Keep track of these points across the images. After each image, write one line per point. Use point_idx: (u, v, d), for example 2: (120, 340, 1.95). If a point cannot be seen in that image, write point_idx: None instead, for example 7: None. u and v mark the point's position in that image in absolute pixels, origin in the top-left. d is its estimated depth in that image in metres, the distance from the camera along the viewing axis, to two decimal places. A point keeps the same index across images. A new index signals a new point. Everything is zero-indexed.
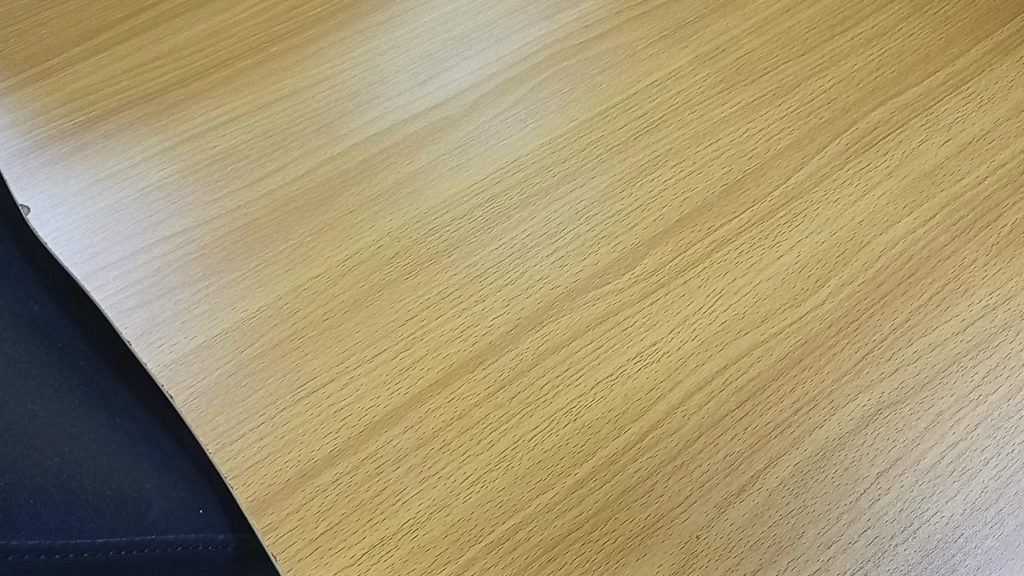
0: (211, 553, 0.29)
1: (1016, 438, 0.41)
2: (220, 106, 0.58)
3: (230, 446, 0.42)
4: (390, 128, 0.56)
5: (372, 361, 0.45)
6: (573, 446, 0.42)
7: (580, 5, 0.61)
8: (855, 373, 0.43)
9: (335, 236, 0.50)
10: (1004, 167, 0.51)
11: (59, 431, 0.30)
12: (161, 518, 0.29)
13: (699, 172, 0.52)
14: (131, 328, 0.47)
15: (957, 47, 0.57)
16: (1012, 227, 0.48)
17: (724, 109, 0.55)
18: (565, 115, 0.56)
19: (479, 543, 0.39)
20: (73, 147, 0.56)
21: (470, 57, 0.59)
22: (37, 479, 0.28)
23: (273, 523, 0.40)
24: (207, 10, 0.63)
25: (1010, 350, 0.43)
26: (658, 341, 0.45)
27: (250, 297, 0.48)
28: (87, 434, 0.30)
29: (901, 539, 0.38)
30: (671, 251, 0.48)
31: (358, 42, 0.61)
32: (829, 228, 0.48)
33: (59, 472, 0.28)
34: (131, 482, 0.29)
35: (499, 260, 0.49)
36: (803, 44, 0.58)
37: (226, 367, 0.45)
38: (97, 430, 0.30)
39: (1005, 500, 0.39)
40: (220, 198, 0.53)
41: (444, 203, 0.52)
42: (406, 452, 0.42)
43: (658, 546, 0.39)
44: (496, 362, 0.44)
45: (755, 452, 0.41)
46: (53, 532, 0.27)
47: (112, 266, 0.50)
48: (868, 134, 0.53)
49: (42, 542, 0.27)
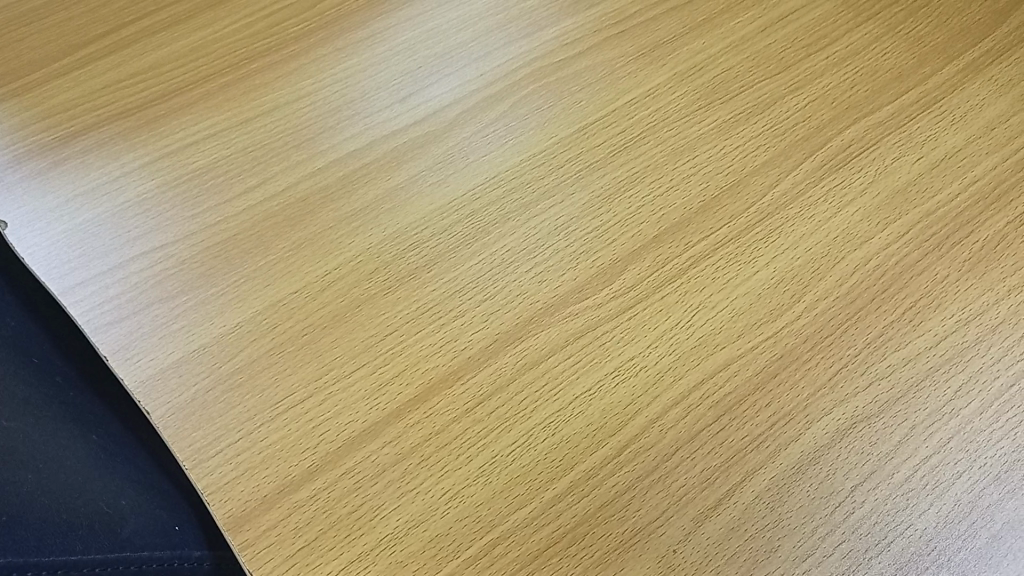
0: (187, 570, 0.30)
1: (988, 451, 0.41)
2: (200, 121, 0.58)
3: (207, 462, 0.42)
4: (371, 144, 0.56)
5: (351, 376, 0.45)
6: (551, 461, 0.42)
7: (560, 23, 0.62)
8: (830, 388, 0.43)
9: (314, 252, 0.50)
10: (975, 184, 0.52)
11: (29, 450, 0.29)
12: (135, 536, 0.29)
13: (677, 189, 0.52)
14: (108, 344, 0.46)
15: (929, 66, 0.58)
16: (983, 243, 0.49)
17: (702, 126, 0.56)
18: (545, 132, 0.56)
19: (457, 559, 0.39)
20: (52, 161, 0.55)
21: (450, 74, 0.60)
22: (9, 497, 0.27)
23: (250, 540, 0.40)
24: (189, 26, 0.64)
25: (982, 364, 0.44)
26: (636, 356, 0.45)
27: (229, 312, 0.48)
28: (59, 452, 0.30)
29: (875, 552, 0.39)
30: (649, 267, 0.49)
31: (339, 59, 0.61)
32: (805, 244, 0.49)
33: (30, 490, 0.28)
34: (105, 499, 0.29)
35: (479, 276, 0.49)
36: (779, 63, 0.59)
37: (203, 383, 0.45)
38: (71, 449, 0.30)
39: (977, 513, 0.39)
40: (199, 213, 0.53)
41: (424, 219, 0.52)
42: (385, 467, 0.42)
43: (636, 560, 0.39)
44: (475, 377, 0.45)
45: (731, 466, 0.41)
46: (26, 550, 0.26)
47: (89, 282, 0.49)
48: (842, 152, 0.53)
49: (14, 559, 0.26)
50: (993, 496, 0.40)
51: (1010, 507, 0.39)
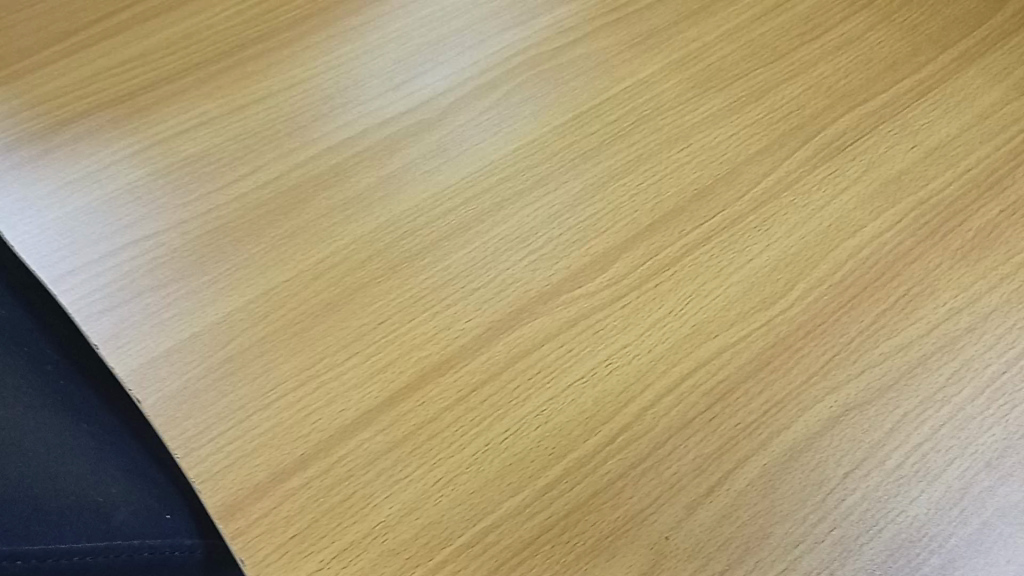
0: (179, 557, 0.37)
1: (980, 438, 0.41)
2: (192, 109, 0.57)
3: (199, 451, 0.42)
4: (364, 132, 0.56)
5: (343, 364, 0.45)
6: (544, 449, 0.42)
7: (554, 11, 0.62)
8: (823, 375, 0.43)
9: (307, 240, 0.50)
10: (969, 172, 0.52)
11: (55, 448, 0.38)
12: (125, 524, 0.37)
13: (670, 177, 0.52)
14: (99, 332, 0.46)
15: (924, 55, 0.58)
16: (976, 231, 0.49)
17: (696, 115, 0.55)
18: (539, 120, 0.56)
19: (449, 546, 0.39)
20: (43, 149, 0.55)
21: (444, 62, 0.59)
22: (27, 495, 0.36)
23: (242, 528, 0.40)
24: (180, 13, 0.63)
25: (974, 352, 0.44)
26: (629, 344, 0.45)
27: (221, 300, 0.48)
28: (79, 447, 0.38)
29: (867, 539, 0.39)
30: (642, 255, 0.49)
31: (332, 46, 0.61)
32: (798, 233, 0.49)
33: (50, 486, 0.36)
34: (101, 490, 0.37)
35: (472, 264, 0.49)
36: (774, 51, 0.59)
37: (195, 372, 0.45)
38: (88, 443, 0.38)
39: (968, 499, 0.39)
40: (191, 201, 0.52)
41: (417, 207, 0.52)
42: (377, 455, 0.42)
43: (628, 547, 0.39)
44: (468, 365, 0.45)
45: (723, 454, 0.41)
46: (24, 539, 0.35)
47: (80, 270, 0.49)
48: (836, 140, 0.53)
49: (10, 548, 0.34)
50: (984, 483, 0.40)
51: (1001, 494, 0.40)
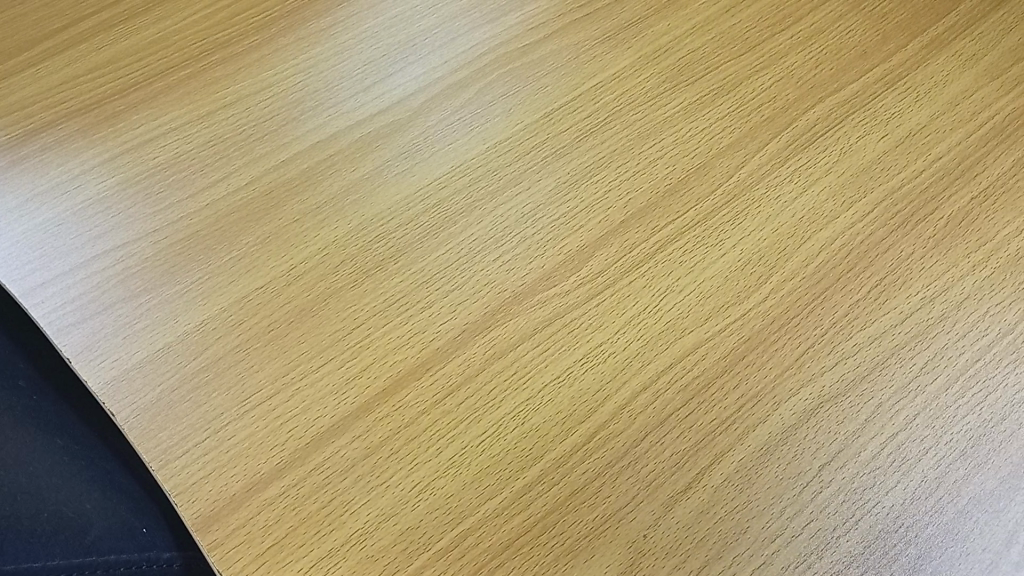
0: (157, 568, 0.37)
1: (955, 426, 0.41)
2: (161, 116, 0.57)
3: (174, 463, 0.42)
4: (335, 135, 0.55)
5: (318, 371, 0.44)
6: (521, 450, 0.42)
7: (524, 8, 0.61)
8: (798, 368, 0.43)
9: (279, 246, 0.50)
10: (940, 160, 0.52)
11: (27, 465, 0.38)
12: (100, 538, 0.37)
13: (643, 173, 0.52)
14: (71, 345, 0.46)
15: (893, 43, 0.58)
16: (948, 219, 0.49)
17: (668, 109, 0.55)
18: (511, 118, 0.56)
19: (428, 551, 0.39)
20: (11, 161, 0.54)
21: (415, 62, 0.59)
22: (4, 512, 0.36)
23: (218, 539, 0.40)
24: (147, 18, 0.62)
25: (948, 341, 0.44)
26: (604, 342, 0.45)
27: (194, 309, 0.47)
28: (46, 465, 0.38)
29: (843, 530, 0.39)
30: (616, 252, 0.48)
31: (301, 48, 0.61)
32: (771, 226, 0.49)
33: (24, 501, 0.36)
34: (74, 507, 0.37)
35: (446, 265, 0.49)
36: (744, 43, 0.59)
37: (169, 383, 0.44)
38: (58, 459, 0.38)
39: (944, 488, 0.40)
40: (161, 210, 0.52)
41: (390, 209, 0.51)
42: (354, 462, 0.41)
43: (607, 546, 0.39)
44: (443, 368, 0.44)
45: (700, 449, 0.41)
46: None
47: (50, 283, 0.48)
48: (808, 131, 0.53)
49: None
50: (959, 471, 0.40)
51: (976, 482, 0.40)
